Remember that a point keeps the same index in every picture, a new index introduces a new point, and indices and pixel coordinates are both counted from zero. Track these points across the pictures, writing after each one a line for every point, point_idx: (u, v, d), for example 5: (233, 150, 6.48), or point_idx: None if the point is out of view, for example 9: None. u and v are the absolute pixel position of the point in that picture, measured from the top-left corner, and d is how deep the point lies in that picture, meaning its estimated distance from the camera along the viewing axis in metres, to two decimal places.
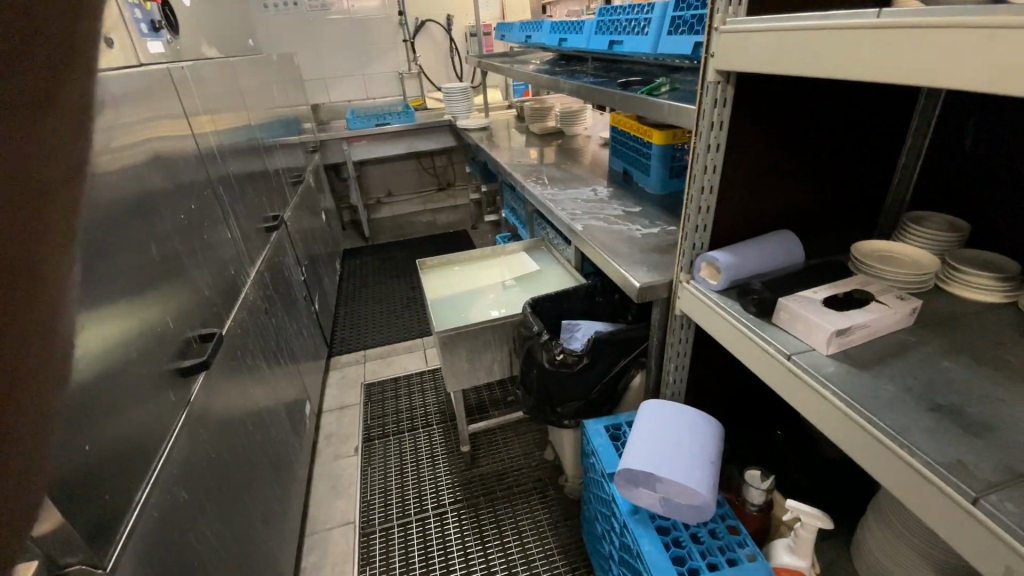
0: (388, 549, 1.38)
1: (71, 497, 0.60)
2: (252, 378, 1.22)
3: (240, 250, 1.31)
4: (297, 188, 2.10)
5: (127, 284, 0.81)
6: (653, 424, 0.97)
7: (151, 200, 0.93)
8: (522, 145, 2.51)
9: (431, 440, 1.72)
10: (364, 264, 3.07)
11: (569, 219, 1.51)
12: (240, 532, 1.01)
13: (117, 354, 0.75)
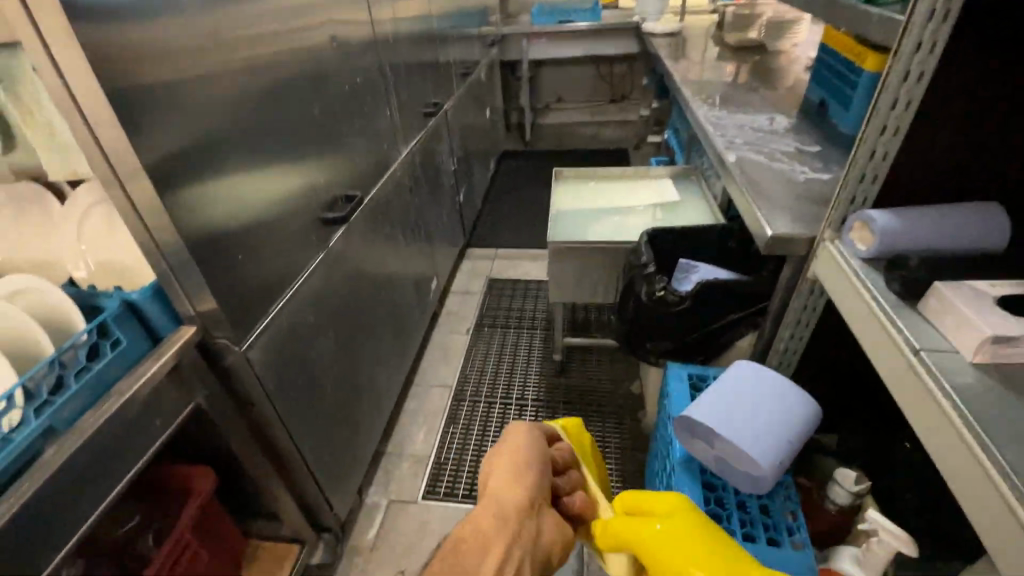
0: (470, 419, 1.57)
1: (236, 294, 0.80)
2: (386, 244, 1.41)
3: (397, 133, 1.45)
4: (466, 80, 2.18)
5: (295, 142, 0.97)
6: (736, 388, 0.89)
7: (323, 74, 1.06)
8: (710, 58, 2.20)
9: (531, 342, 1.83)
10: (519, 167, 3.15)
11: (724, 147, 1.33)
12: (355, 364, 1.24)
13: (279, 198, 0.92)
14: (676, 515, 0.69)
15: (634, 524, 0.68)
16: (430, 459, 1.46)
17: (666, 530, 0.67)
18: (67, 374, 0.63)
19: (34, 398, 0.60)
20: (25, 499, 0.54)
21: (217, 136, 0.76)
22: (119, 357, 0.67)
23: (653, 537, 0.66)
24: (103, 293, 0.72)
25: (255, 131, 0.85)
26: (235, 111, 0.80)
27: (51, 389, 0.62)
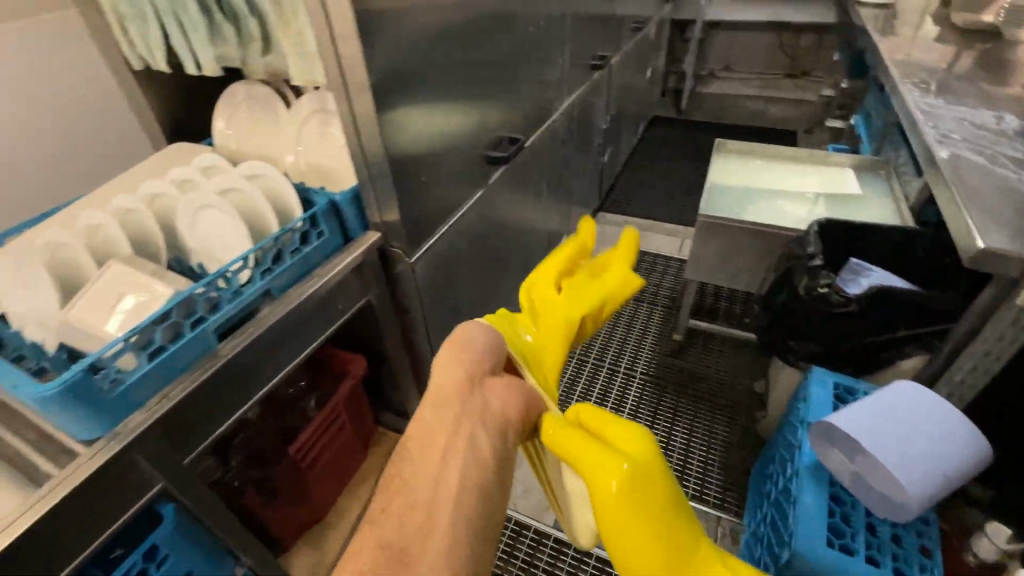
0: (576, 375, 1.60)
1: (414, 212, 0.88)
2: (531, 192, 1.44)
3: (564, 83, 1.44)
4: (635, 36, 2.08)
5: (479, 78, 1.01)
6: (889, 403, 0.80)
7: (514, 15, 1.08)
8: (933, 35, 1.86)
9: (650, 317, 1.79)
10: (666, 137, 2.99)
11: (934, 138, 1.13)
12: (486, 299, 1.32)
13: (459, 129, 0.98)
14: (646, 472, 0.45)
15: (592, 465, 0.45)
16: None
17: (634, 495, 0.43)
18: (285, 249, 0.75)
19: (262, 258, 0.72)
20: (253, 334, 0.69)
21: (422, 62, 0.82)
22: (317, 247, 0.80)
23: (600, 493, 0.44)
24: (311, 191, 0.83)
25: (451, 62, 0.90)
26: (438, 41, 0.85)
27: (272, 255, 0.74)
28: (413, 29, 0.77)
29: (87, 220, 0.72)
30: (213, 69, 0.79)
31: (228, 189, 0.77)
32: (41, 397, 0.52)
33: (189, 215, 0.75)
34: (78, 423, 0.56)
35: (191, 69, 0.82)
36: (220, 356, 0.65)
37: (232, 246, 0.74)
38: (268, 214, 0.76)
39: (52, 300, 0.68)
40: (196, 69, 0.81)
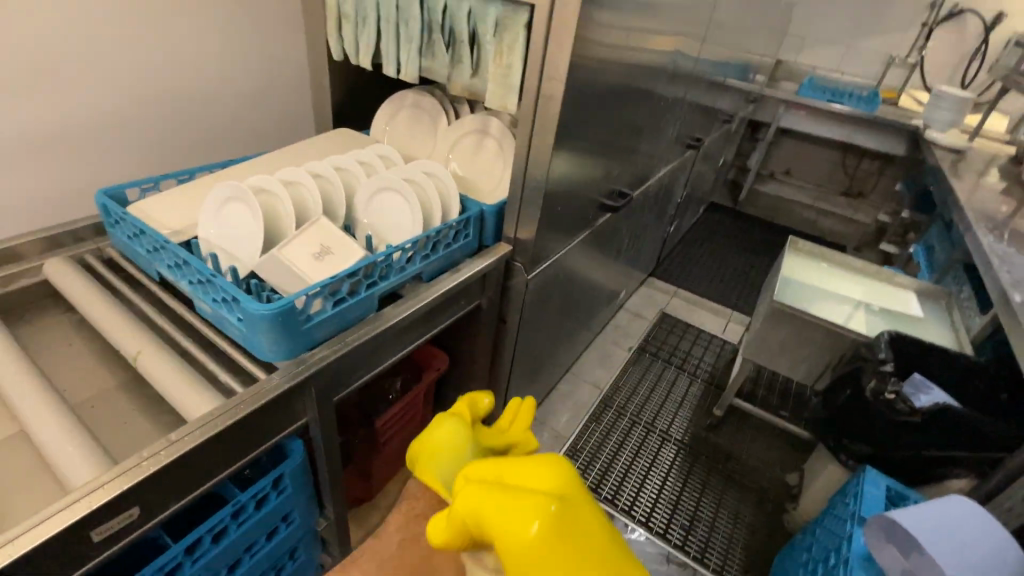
0: (613, 426, 1.65)
1: (543, 236, 0.97)
2: (615, 242, 1.54)
3: (665, 154, 1.57)
4: (722, 126, 2.24)
5: (615, 133, 1.13)
6: (941, 507, 0.84)
7: (653, 88, 1.21)
8: (1000, 188, 1.98)
9: (689, 387, 1.84)
10: (721, 222, 3.12)
11: (1010, 281, 1.21)
12: (556, 330, 1.39)
13: (590, 173, 1.08)
14: (570, 508, 0.54)
15: (512, 516, 0.52)
16: (568, 441, 1.57)
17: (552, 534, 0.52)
18: (443, 241, 0.81)
19: (427, 244, 0.78)
20: (369, 338, 0.69)
21: (587, 109, 0.93)
22: (462, 246, 0.87)
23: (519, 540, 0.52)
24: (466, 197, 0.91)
25: (603, 115, 1.02)
26: (602, 96, 0.97)
27: (432, 243, 0.80)
28: (592, 82, 0.89)
29: (289, 176, 0.77)
30: (412, 75, 0.90)
31: (409, 178, 0.83)
32: (254, 315, 0.57)
33: (370, 192, 0.81)
34: (265, 347, 0.61)
35: (389, 71, 0.93)
36: (380, 322, 0.71)
37: (401, 228, 0.79)
38: (438, 208, 0.82)
39: (252, 244, 0.69)
40: (396, 73, 0.93)
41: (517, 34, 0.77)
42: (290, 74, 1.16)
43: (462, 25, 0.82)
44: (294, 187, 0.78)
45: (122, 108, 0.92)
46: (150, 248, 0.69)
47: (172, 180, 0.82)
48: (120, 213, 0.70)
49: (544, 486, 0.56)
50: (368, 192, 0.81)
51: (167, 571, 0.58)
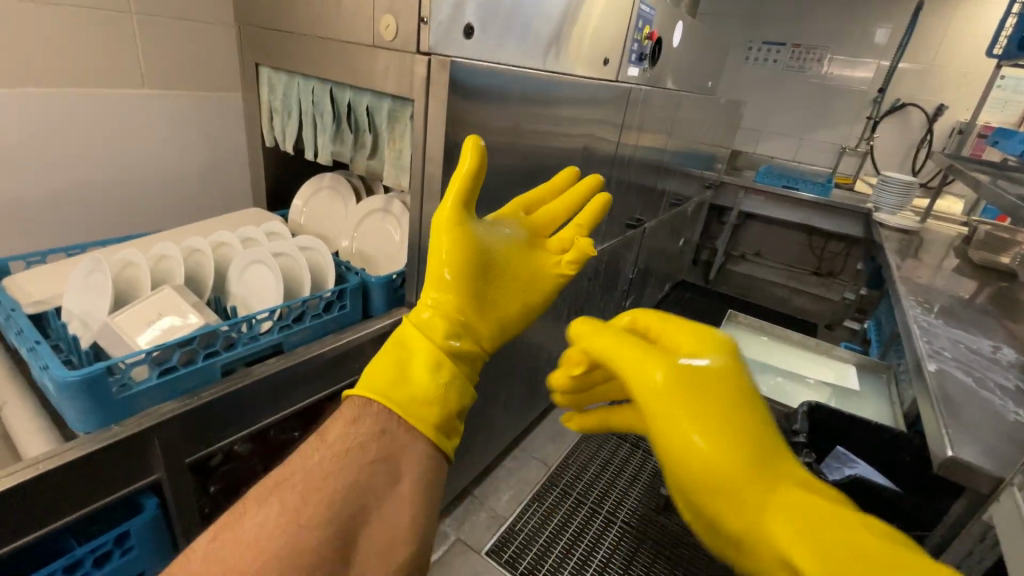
0: (557, 505, 1.56)
1: None
2: (554, 315, 1.57)
3: (603, 232, 1.63)
4: (675, 208, 2.36)
5: None
6: None
7: (570, 171, 1.29)
8: (945, 265, 2.03)
9: (642, 465, 1.78)
10: (692, 300, 3.16)
11: (925, 352, 1.20)
12: (487, 401, 1.38)
13: None
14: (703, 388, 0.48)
15: (639, 362, 0.51)
16: (506, 521, 1.48)
17: (707, 431, 0.45)
18: (308, 312, 0.87)
19: (286, 315, 0.83)
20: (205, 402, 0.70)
21: (486, 189, 1.02)
22: (338, 318, 0.92)
23: (648, 390, 0.49)
24: (348, 272, 0.99)
25: (509, 195, 1.10)
26: (504, 176, 1.05)
27: (295, 315, 0.86)
28: (485, 163, 0.97)
29: (160, 250, 0.87)
30: (325, 158, 1.01)
31: (283, 253, 0.92)
32: (59, 383, 0.59)
33: (243, 264, 0.89)
34: (74, 416, 0.62)
35: (308, 154, 1.04)
36: (221, 389, 0.73)
37: (266, 296, 0.86)
38: (305, 277, 0.90)
39: (100, 303, 0.75)
40: (313, 156, 1.03)
41: (404, 124, 0.88)
42: (233, 157, 1.27)
43: (362, 117, 0.93)
44: (168, 260, 0.87)
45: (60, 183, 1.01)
46: (5, 318, 0.74)
47: (60, 254, 0.88)
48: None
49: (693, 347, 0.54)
50: (241, 265, 0.89)
51: None
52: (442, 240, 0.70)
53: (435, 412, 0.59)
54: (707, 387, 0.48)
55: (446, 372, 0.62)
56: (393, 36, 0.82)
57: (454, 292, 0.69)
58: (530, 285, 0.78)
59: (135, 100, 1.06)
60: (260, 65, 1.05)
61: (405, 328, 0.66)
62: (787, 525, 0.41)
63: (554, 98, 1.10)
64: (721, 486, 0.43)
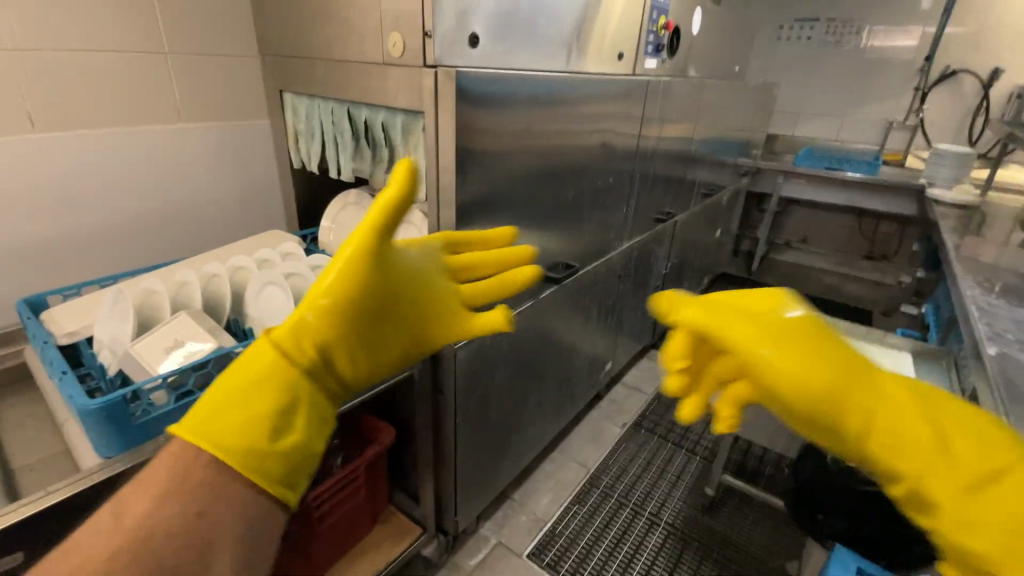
0: (597, 508, 1.54)
1: None
2: (585, 315, 1.55)
3: (631, 228, 1.61)
4: (708, 198, 2.29)
5: (551, 213, 1.20)
6: None
7: (590, 169, 1.28)
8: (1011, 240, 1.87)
9: (685, 465, 1.73)
10: (733, 292, 3.05)
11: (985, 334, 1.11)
12: (521, 404, 1.38)
13: (523, 250, 1.15)
14: (799, 340, 0.52)
15: (749, 331, 0.52)
16: (546, 524, 1.48)
17: (787, 356, 0.50)
18: None
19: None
20: None
21: (503, 195, 1.02)
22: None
23: (764, 362, 0.50)
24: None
25: (527, 199, 1.10)
26: (521, 180, 1.06)
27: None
28: (501, 168, 0.98)
29: (180, 276, 0.92)
30: (348, 175, 1.05)
31: (294, 273, 0.96)
32: (82, 411, 0.65)
33: (257, 287, 0.94)
34: (99, 438, 0.69)
35: (333, 173, 1.09)
36: None
37: (279, 317, 0.90)
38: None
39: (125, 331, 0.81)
40: (336, 174, 1.07)
41: (418, 137, 0.90)
42: (263, 180, 1.33)
43: (378, 134, 0.96)
44: (188, 286, 0.93)
45: (112, 216, 1.10)
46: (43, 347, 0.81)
47: (93, 286, 0.96)
48: (25, 320, 0.84)
49: (759, 306, 0.58)
50: (256, 287, 0.94)
51: None
52: (344, 253, 0.59)
53: (281, 463, 0.54)
54: (811, 351, 0.51)
55: (307, 417, 0.57)
56: (401, 53, 0.84)
57: (333, 322, 0.59)
58: (436, 317, 0.71)
59: (173, 135, 1.14)
60: (284, 91, 1.10)
61: (257, 351, 0.57)
62: (887, 412, 0.51)
63: (567, 97, 1.10)
64: (840, 380, 0.50)
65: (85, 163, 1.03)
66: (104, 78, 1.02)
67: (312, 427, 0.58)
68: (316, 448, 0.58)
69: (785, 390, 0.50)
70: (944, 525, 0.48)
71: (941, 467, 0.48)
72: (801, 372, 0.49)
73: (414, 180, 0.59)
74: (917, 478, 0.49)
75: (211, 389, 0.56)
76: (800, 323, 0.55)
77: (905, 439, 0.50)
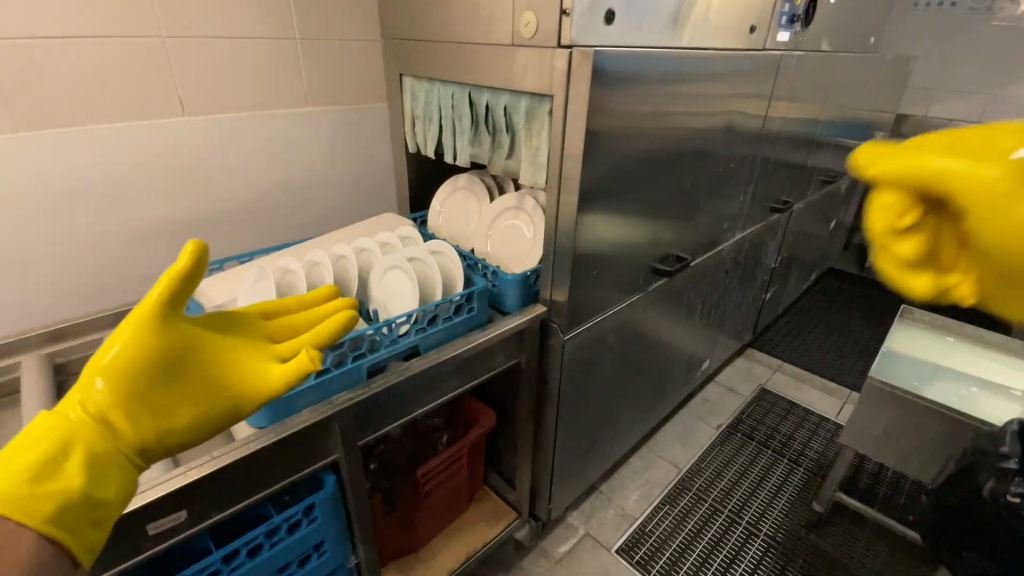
0: (689, 511, 1.48)
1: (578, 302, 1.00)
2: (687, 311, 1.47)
3: (742, 219, 1.49)
4: (827, 187, 2.07)
5: (665, 201, 1.13)
6: None
7: (708, 155, 1.19)
8: None
9: (787, 476, 1.61)
10: (843, 290, 2.77)
11: None
12: (617, 399, 1.34)
13: (635, 240, 1.09)
14: (1003, 152, 0.45)
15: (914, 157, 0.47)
16: (635, 521, 1.44)
17: (960, 157, 0.45)
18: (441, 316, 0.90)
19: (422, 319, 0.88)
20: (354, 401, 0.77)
21: (620, 182, 0.97)
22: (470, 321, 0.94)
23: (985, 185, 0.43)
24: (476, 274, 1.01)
25: (644, 186, 1.04)
26: (639, 166, 1.00)
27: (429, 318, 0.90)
28: (622, 154, 0.93)
29: (312, 257, 0.97)
30: (464, 161, 1.04)
31: (415, 257, 0.97)
32: None
33: (383, 270, 0.95)
34: None
35: (448, 158, 1.09)
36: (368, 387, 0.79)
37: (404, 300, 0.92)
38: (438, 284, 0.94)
39: None
40: (453, 160, 1.07)
41: (543, 122, 0.87)
42: (375, 163, 1.37)
43: (500, 118, 0.94)
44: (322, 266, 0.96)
45: (243, 195, 1.19)
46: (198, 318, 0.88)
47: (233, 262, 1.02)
48: None
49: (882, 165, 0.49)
50: (380, 269, 0.96)
51: (207, 574, 0.69)
52: (127, 321, 0.54)
53: (50, 506, 0.48)
54: (973, 163, 0.45)
55: (85, 464, 0.50)
56: (533, 33, 0.81)
57: (124, 378, 0.53)
58: (254, 372, 0.61)
59: (299, 119, 1.20)
60: (404, 75, 1.12)
61: (50, 407, 0.53)
62: (919, 297, 0.50)
63: (692, 77, 1.01)
64: (1014, 202, 0.42)
65: (221, 144, 1.12)
66: (244, 66, 1.09)
67: (91, 476, 0.50)
68: (122, 501, 0.53)
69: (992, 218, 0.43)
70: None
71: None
72: (997, 181, 0.43)
73: (190, 262, 0.54)
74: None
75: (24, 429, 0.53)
76: (978, 132, 0.47)
77: (985, 309, 0.48)
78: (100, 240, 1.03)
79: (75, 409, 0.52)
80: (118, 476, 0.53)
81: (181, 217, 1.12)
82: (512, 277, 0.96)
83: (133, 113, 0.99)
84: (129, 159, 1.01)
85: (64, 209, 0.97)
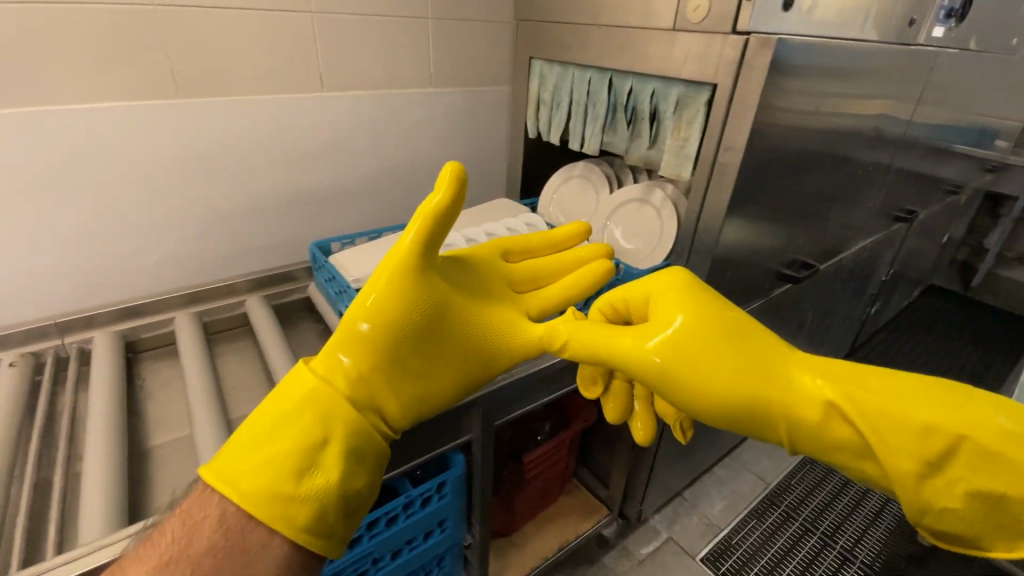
0: (778, 527, 1.42)
1: None
2: (796, 320, 1.39)
3: (864, 227, 1.39)
4: (948, 197, 1.90)
5: (799, 203, 1.07)
6: None
7: (847, 157, 1.11)
8: None
9: (885, 502, 1.51)
10: (946, 310, 2.56)
11: None
12: None
13: (765, 242, 1.04)
14: (689, 344, 0.55)
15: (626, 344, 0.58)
16: (721, 531, 1.40)
17: (681, 338, 0.55)
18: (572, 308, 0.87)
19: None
20: (494, 387, 0.76)
21: (764, 181, 0.92)
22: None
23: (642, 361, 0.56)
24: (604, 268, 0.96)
25: (783, 186, 0.98)
26: (784, 164, 0.94)
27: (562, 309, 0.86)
28: (771, 150, 0.88)
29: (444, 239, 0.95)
30: (594, 148, 1.02)
31: None
32: None
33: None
34: None
35: (574, 145, 1.07)
36: (505, 375, 0.78)
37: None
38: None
39: None
40: (579, 147, 1.05)
41: (696, 111, 0.83)
42: (487, 147, 1.37)
43: (645, 106, 0.91)
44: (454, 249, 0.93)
45: (363, 171, 1.21)
46: (337, 291, 0.90)
47: (364, 238, 1.05)
48: (321, 264, 0.93)
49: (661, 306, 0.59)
50: None
51: (352, 538, 0.71)
52: (377, 283, 0.57)
53: (304, 512, 0.50)
54: (727, 350, 0.54)
55: (340, 454, 0.53)
56: (702, 18, 0.77)
57: (369, 350, 0.56)
58: (490, 338, 0.65)
59: (422, 99, 1.21)
60: (534, 59, 1.10)
61: (295, 386, 0.55)
62: (798, 390, 0.51)
63: (849, 71, 0.94)
64: (717, 350, 0.54)
65: (349, 120, 1.14)
66: (378, 44, 1.11)
67: (348, 466, 0.53)
68: (368, 490, 0.57)
69: (694, 372, 0.54)
70: (955, 478, 0.44)
71: (851, 427, 0.48)
72: (706, 362, 0.54)
73: (439, 209, 0.55)
74: (880, 453, 0.46)
75: (253, 415, 0.55)
76: (686, 323, 0.56)
77: (823, 424, 0.50)
78: (235, 209, 1.08)
79: (323, 391, 0.54)
80: (358, 462, 0.55)
81: (308, 190, 1.15)
82: (648, 274, 0.90)
83: (278, 86, 1.03)
84: (268, 130, 1.05)
85: (211, 175, 1.02)
